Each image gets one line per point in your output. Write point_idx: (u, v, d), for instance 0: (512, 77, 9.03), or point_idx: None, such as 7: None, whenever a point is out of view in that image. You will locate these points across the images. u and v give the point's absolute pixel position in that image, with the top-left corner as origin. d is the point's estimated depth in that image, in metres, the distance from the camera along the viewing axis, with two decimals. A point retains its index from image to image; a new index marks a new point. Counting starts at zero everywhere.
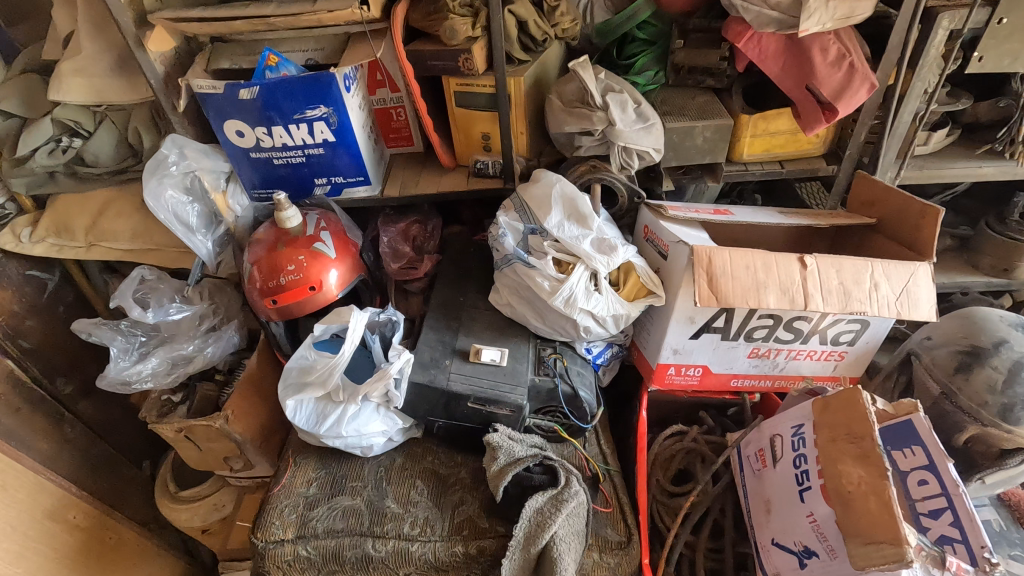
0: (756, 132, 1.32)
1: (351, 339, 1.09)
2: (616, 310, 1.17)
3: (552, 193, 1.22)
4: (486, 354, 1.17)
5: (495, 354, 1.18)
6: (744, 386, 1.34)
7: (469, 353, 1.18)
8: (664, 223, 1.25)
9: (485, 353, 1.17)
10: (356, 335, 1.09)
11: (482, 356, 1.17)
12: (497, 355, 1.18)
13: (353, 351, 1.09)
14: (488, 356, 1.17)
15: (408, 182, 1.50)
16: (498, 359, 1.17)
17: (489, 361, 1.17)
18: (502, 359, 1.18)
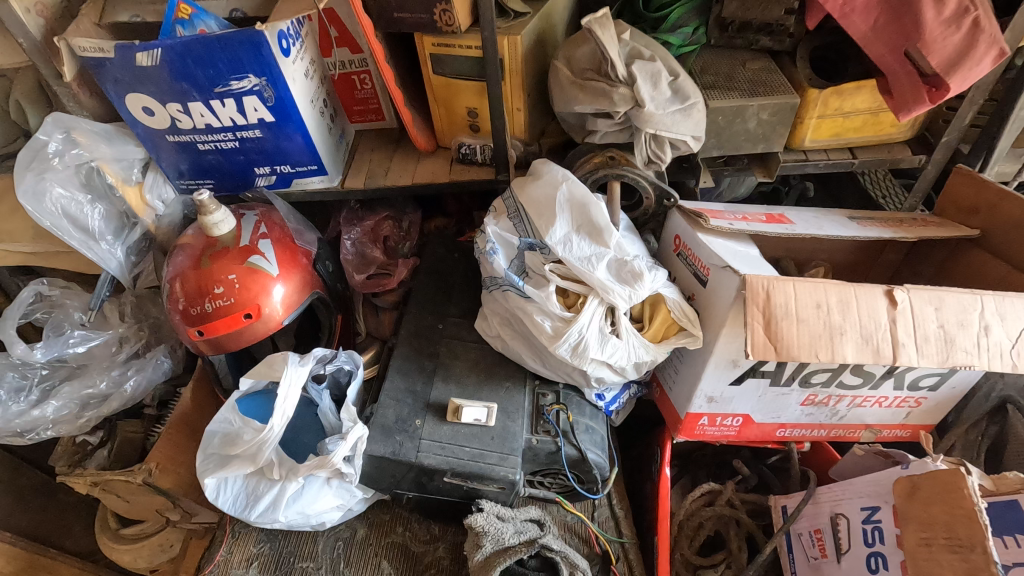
0: (825, 111, 1.01)
1: (284, 403, 0.82)
2: (639, 357, 0.89)
3: (557, 201, 0.93)
4: (467, 414, 0.90)
5: (479, 412, 0.91)
6: (792, 436, 1.08)
7: (447, 409, 0.92)
8: (703, 236, 0.95)
9: (466, 411, 0.91)
10: (291, 397, 0.82)
11: (463, 416, 0.90)
12: (482, 413, 0.91)
13: (288, 418, 0.82)
14: (470, 416, 0.91)
15: (375, 170, 1.19)
16: (484, 419, 0.91)
17: (473, 423, 0.91)
18: (489, 418, 0.92)
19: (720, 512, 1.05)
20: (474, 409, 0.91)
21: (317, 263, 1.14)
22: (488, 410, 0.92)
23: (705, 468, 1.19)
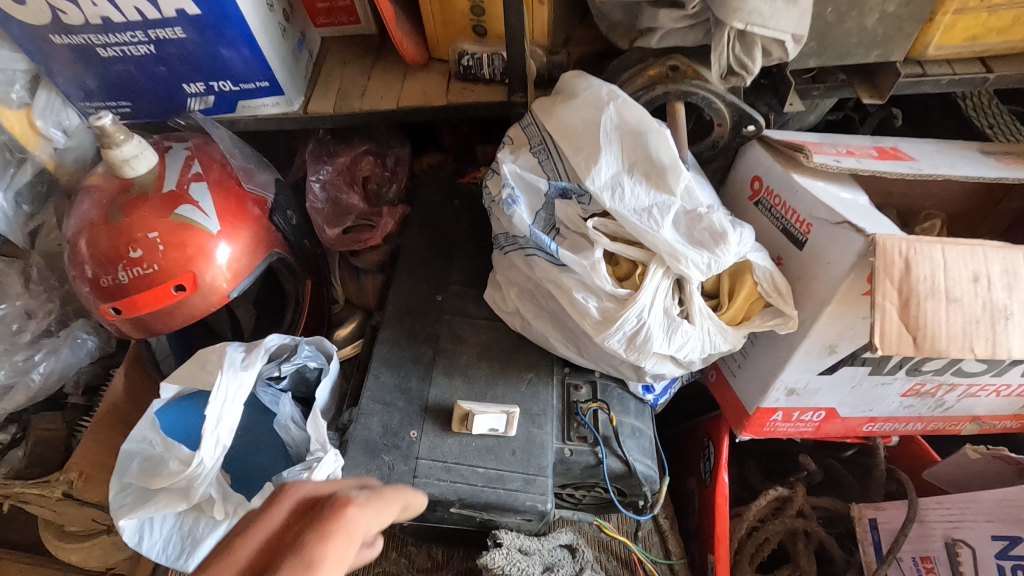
0: (968, 4, 0.73)
1: (217, 425, 0.59)
2: (713, 349, 0.65)
3: (601, 128, 0.67)
4: (478, 424, 0.68)
5: (495, 419, 0.68)
6: (880, 431, 0.87)
7: (455, 415, 0.69)
8: (798, 178, 0.69)
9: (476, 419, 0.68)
10: (224, 417, 0.59)
11: (474, 426, 0.67)
12: (500, 420, 0.68)
13: (224, 444, 0.59)
14: (483, 425, 0.68)
15: (348, 90, 0.91)
16: (501, 429, 0.69)
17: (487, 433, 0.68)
18: (507, 427, 0.69)
19: (790, 525, 0.85)
20: (489, 415, 0.68)
21: (276, 214, 0.86)
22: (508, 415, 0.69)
23: (760, 461, 0.99)
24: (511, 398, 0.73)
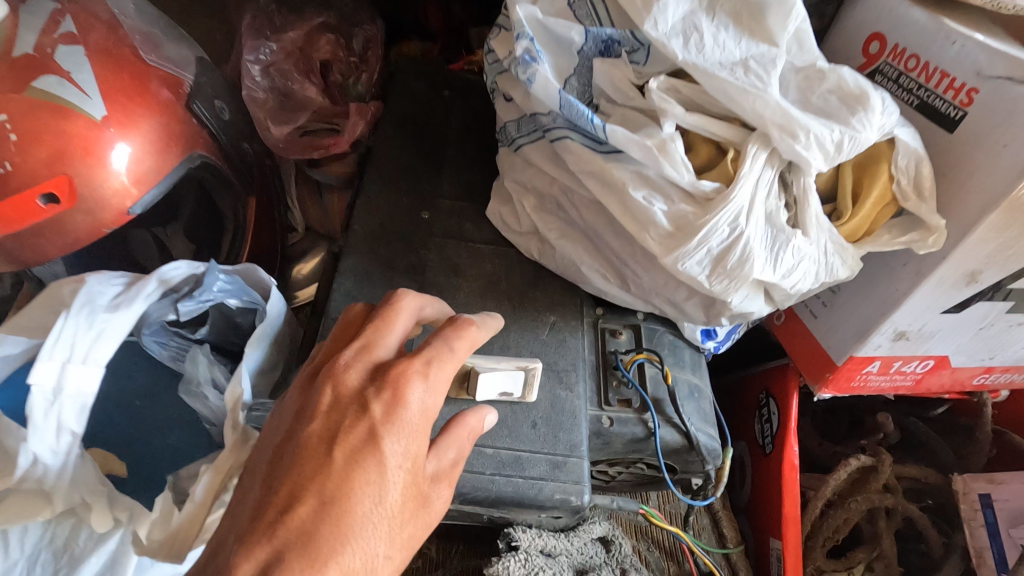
0: None
1: (65, 404, 0.38)
2: (827, 276, 0.44)
3: None
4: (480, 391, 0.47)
5: (507, 385, 0.47)
6: (992, 384, 0.68)
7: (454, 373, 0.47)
8: (952, 24, 0.46)
9: (476, 387, 0.47)
10: (74, 392, 0.38)
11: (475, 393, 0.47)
12: (517, 386, 0.48)
13: (77, 428, 0.39)
14: (490, 394, 0.47)
15: None
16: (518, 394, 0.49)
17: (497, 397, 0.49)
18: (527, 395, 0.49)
19: (874, 503, 0.67)
20: (497, 382, 0.47)
21: (197, 100, 0.63)
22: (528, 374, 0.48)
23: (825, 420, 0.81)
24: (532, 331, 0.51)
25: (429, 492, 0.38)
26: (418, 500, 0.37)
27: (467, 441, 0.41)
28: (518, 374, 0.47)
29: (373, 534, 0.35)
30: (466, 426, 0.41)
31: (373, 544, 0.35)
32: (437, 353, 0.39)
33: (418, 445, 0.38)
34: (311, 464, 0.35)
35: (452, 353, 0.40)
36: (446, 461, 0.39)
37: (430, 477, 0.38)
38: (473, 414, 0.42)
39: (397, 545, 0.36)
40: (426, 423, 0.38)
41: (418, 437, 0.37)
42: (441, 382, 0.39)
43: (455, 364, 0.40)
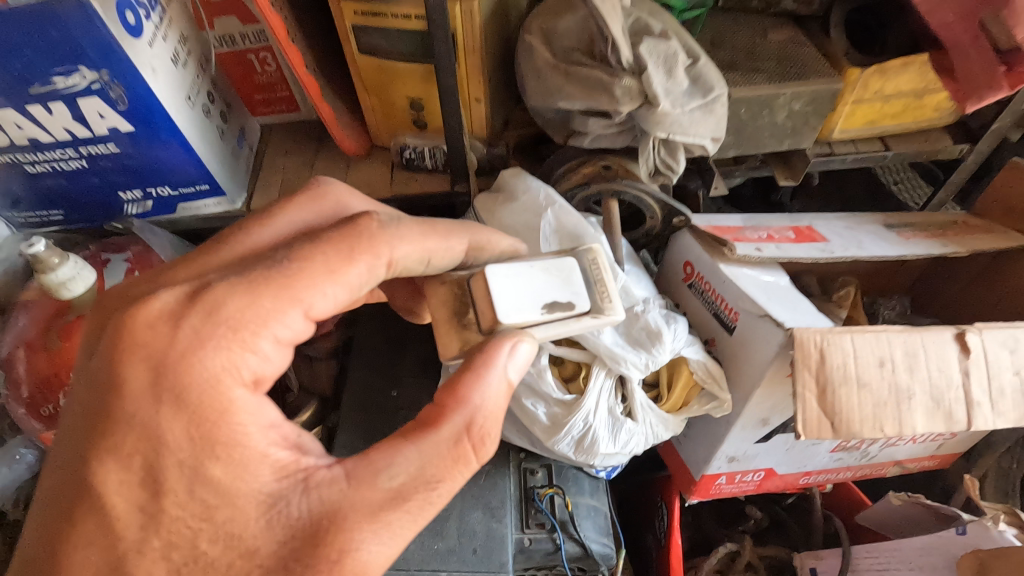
0: (864, 95, 0.79)
1: None
2: (657, 437, 0.70)
3: (540, 234, 0.70)
4: (526, 315, 0.50)
5: (561, 276, 0.52)
6: (816, 480, 0.93)
7: (449, 283, 0.54)
8: (726, 268, 0.74)
9: (522, 301, 0.50)
10: None
11: (507, 318, 0.49)
12: (576, 287, 0.52)
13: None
14: (539, 300, 0.51)
15: (292, 185, 0.91)
16: (590, 314, 0.52)
17: (544, 325, 0.51)
18: (584, 285, 0.53)
19: None
20: (545, 286, 0.51)
21: None
22: (606, 301, 0.53)
23: (713, 509, 1.04)
24: (498, 251, 0.58)
25: (323, 467, 0.44)
26: (305, 463, 0.44)
27: (476, 435, 0.47)
28: (569, 260, 0.53)
29: (255, 498, 0.42)
30: (487, 367, 0.47)
31: (272, 467, 0.43)
32: (283, 256, 0.45)
33: (277, 301, 0.44)
34: (130, 342, 0.43)
35: (315, 241, 0.46)
36: (416, 451, 0.45)
37: (270, 346, 0.44)
38: (471, 380, 0.47)
39: (395, 469, 0.44)
40: (287, 274, 0.44)
41: (264, 309, 0.43)
42: (302, 267, 0.45)
43: (337, 241, 0.47)
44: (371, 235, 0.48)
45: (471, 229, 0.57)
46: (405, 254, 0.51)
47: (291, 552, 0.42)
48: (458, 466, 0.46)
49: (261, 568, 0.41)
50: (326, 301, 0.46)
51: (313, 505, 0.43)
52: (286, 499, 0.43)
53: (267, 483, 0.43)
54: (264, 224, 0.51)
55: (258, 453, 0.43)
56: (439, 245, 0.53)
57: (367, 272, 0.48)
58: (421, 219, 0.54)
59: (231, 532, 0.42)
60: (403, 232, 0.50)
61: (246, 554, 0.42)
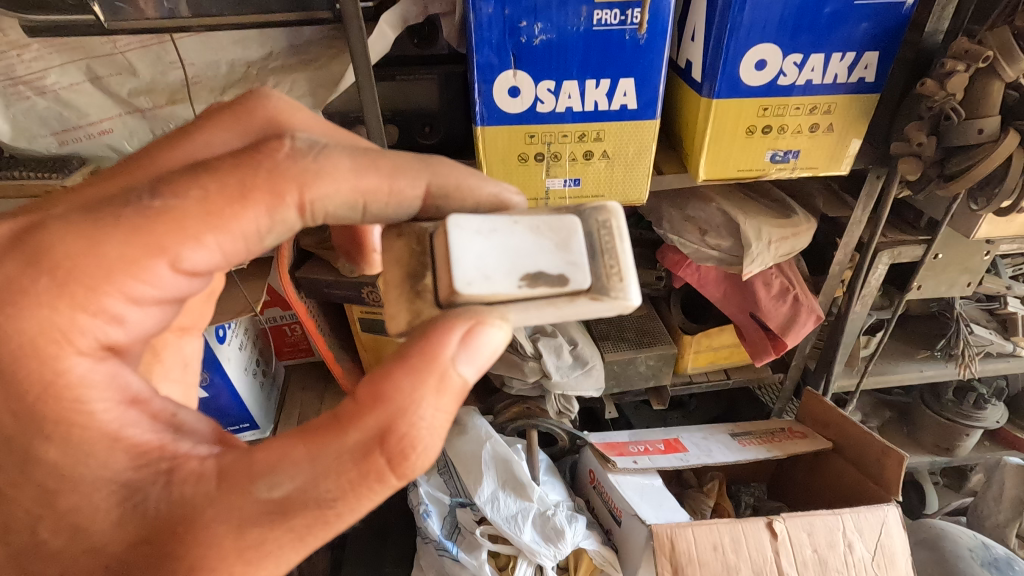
0: (700, 348, 1.18)
1: None
2: None
3: (482, 459, 1.02)
4: (495, 286, 0.44)
5: (558, 237, 0.47)
6: None
7: (407, 237, 0.50)
8: (613, 477, 1.06)
9: (493, 269, 0.45)
10: None
11: (468, 289, 0.44)
12: (574, 256, 0.46)
13: None
14: (517, 269, 0.45)
15: (307, 416, 1.25)
16: (589, 294, 0.46)
17: (522, 302, 0.45)
18: (586, 253, 0.47)
19: None
20: (534, 254, 0.46)
21: None
22: (612, 280, 0.46)
23: None
24: (471, 198, 0.52)
25: (194, 457, 0.42)
26: (175, 451, 0.42)
27: (392, 447, 0.40)
28: (571, 219, 0.47)
29: (107, 488, 0.40)
30: (427, 364, 0.41)
31: (128, 452, 0.41)
32: (151, 189, 0.41)
33: (136, 251, 0.40)
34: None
35: (198, 174, 0.42)
36: (308, 458, 0.40)
37: (135, 309, 0.42)
38: (403, 377, 0.41)
39: (277, 477, 0.40)
40: (145, 216, 0.40)
41: (106, 256, 0.40)
42: (175, 204, 0.41)
43: (229, 171, 0.43)
44: (274, 164, 0.45)
45: (431, 167, 0.51)
46: (325, 197, 0.46)
47: (135, 558, 0.40)
48: (368, 484, 0.41)
49: (106, 567, 0.40)
50: (203, 254, 0.42)
51: (172, 503, 0.40)
52: (143, 492, 0.40)
53: (119, 470, 0.40)
54: (185, 140, 0.53)
55: (106, 435, 0.40)
56: (376, 185, 0.49)
57: (261, 218, 0.44)
58: (359, 151, 0.49)
59: (76, 524, 0.40)
60: (332, 162, 0.47)
61: (92, 550, 0.40)
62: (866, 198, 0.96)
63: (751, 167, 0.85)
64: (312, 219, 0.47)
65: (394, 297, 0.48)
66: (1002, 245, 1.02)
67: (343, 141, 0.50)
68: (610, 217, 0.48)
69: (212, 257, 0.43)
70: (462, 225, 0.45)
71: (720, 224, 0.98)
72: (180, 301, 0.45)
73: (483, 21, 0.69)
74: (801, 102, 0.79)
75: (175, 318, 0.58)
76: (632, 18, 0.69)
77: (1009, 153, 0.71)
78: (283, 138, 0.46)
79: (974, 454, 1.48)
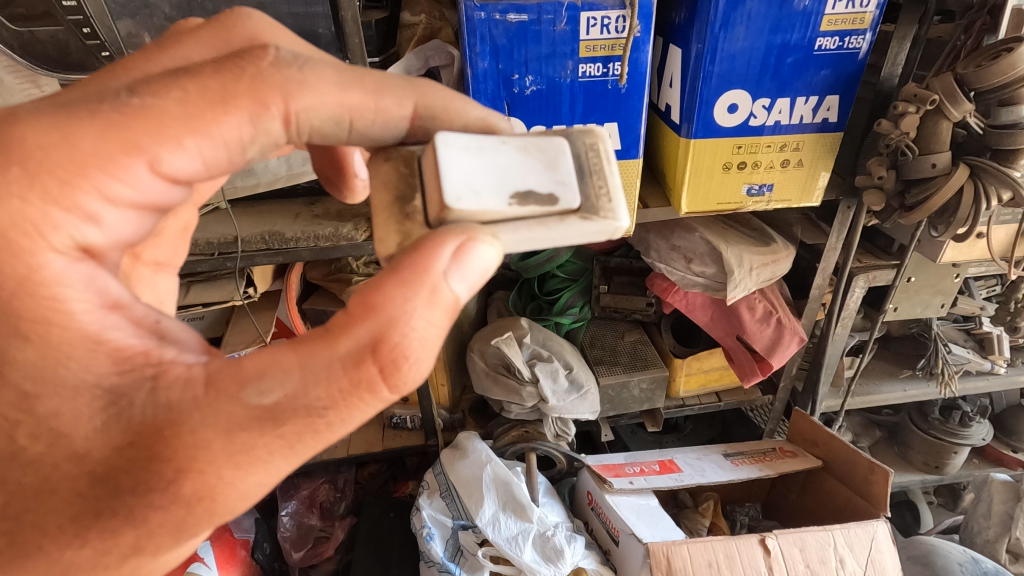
0: (691, 371, 1.23)
1: None
2: None
3: (483, 481, 1.06)
4: (485, 203, 0.42)
5: (546, 157, 0.45)
6: None
7: (395, 160, 0.46)
8: (610, 498, 1.10)
9: (481, 186, 0.42)
10: None
11: (459, 204, 0.41)
12: (563, 175, 0.44)
13: None
14: (506, 187, 0.43)
15: None
16: (579, 214, 0.44)
17: (512, 221, 0.42)
18: (575, 174, 0.45)
19: None
20: (522, 172, 0.44)
21: (256, 553, 1.19)
22: (601, 201, 0.45)
23: None
24: (459, 121, 0.49)
25: (181, 363, 0.37)
26: (161, 358, 0.38)
27: (385, 355, 0.36)
28: (558, 139, 0.45)
29: (90, 394, 0.37)
30: (419, 275, 0.36)
31: (111, 357, 0.37)
32: (128, 88, 0.37)
33: (112, 147, 0.36)
34: None
35: (178, 76, 0.37)
36: (298, 367, 0.36)
37: (110, 210, 0.37)
38: (393, 286, 0.36)
39: (267, 383, 0.36)
40: (120, 112, 0.36)
41: (81, 149, 0.35)
42: (154, 104, 0.37)
43: (212, 74, 0.38)
44: (259, 71, 0.40)
45: (419, 88, 0.48)
46: (314, 113, 0.42)
47: (124, 463, 0.36)
48: (359, 394, 0.37)
49: (91, 475, 0.36)
50: (183, 158, 0.38)
51: (158, 408, 0.36)
52: (128, 398, 0.36)
53: (102, 374, 0.37)
54: (161, 52, 0.47)
55: (87, 337, 0.37)
56: (364, 103, 0.45)
57: (244, 126, 0.39)
58: (344, 67, 0.45)
59: (58, 431, 0.36)
60: (317, 73, 0.42)
61: (76, 457, 0.36)
62: (839, 227, 1.03)
63: (729, 201, 0.91)
64: (297, 134, 0.43)
65: (382, 221, 0.44)
66: (969, 268, 1.09)
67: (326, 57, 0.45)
68: (598, 140, 0.47)
69: (194, 163, 0.38)
70: (448, 142, 0.43)
71: (703, 252, 1.04)
72: (159, 211, 0.40)
73: (479, 74, 0.77)
74: (772, 140, 0.86)
75: (151, 254, 0.52)
76: (613, 69, 0.77)
77: (959, 185, 0.79)
78: (265, 47, 0.41)
79: (963, 473, 1.52)
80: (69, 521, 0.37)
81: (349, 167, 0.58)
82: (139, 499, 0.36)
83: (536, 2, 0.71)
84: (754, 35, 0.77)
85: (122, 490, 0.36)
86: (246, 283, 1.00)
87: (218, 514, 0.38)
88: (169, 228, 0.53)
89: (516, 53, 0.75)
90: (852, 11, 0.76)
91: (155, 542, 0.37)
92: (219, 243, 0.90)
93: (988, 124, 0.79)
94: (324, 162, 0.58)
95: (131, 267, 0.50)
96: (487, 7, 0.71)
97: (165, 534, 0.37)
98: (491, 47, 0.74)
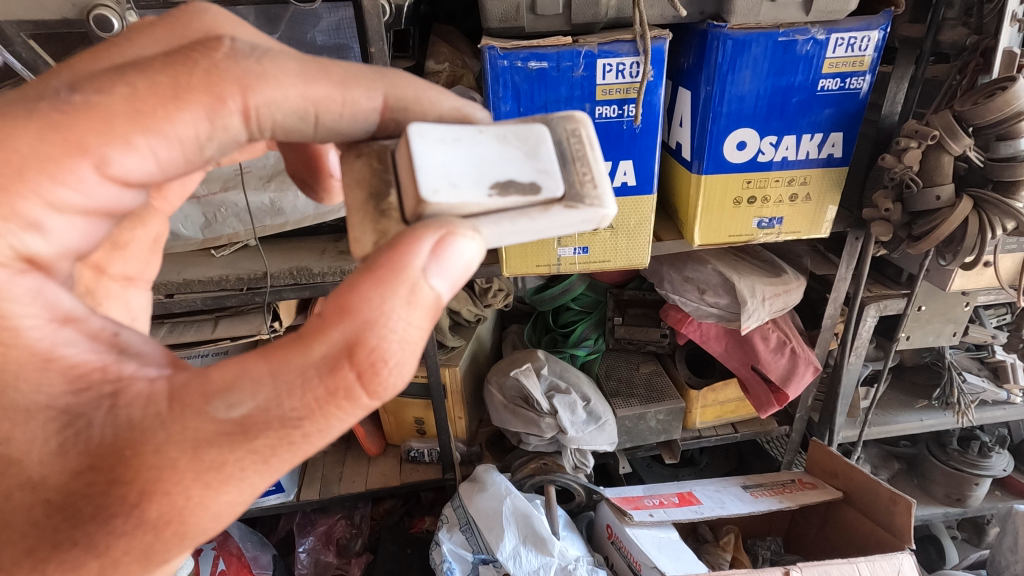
0: (706, 402, 1.25)
1: None
2: None
3: (502, 514, 1.07)
4: (461, 195, 0.43)
5: (527, 145, 0.47)
6: None
7: (367, 156, 0.48)
8: (630, 531, 1.09)
9: (459, 179, 0.44)
10: None
11: (435, 196, 0.42)
12: (544, 163, 0.47)
13: None
14: (486, 180, 0.45)
15: (329, 479, 1.30)
16: (562, 202, 0.46)
17: (494, 214, 0.44)
18: (557, 161, 0.48)
19: None
20: (501, 163, 0.46)
21: None
22: (586, 188, 0.47)
23: None
24: (433, 112, 0.51)
25: (141, 379, 0.39)
26: (120, 373, 0.39)
27: (362, 360, 0.38)
28: (539, 127, 0.48)
29: (44, 415, 0.37)
30: (395, 275, 0.38)
31: (64, 375, 0.38)
32: (71, 87, 0.39)
33: (54, 148, 0.38)
34: None
35: (126, 73, 0.40)
36: (269, 377, 0.38)
37: (55, 217, 0.40)
38: (368, 287, 0.38)
39: (235, 397, 0.37)
40: (61, 111, 0.38)
41: (20, 152, 0.38)
42: (99, 101, 0.39)
43: (161, 69, 0.40)
44: (213, 64, 0.42)
45: (388, 80, 0.49)
46: (276, 112, 0.44)
47: (83, 488, 0.37)
48: (337, 402, 0.38)
49: (49, 503, 0.37)
50: (134, 158, 0.40)
51: (119, 426, 0.37)
52: (85, 418, 0.37)
53: (56, 396, 0.38)
54: (110, 49, 0.49)
55: (37, 355, 0.38)
56: (331, 95, 0.46)
57: (199, 122, 0.41)
58: (308, 59, 0.47)
59: (9, 457, 0.37)
60: (275, 65, 0.44)
61: (30, 485, 0.37)
62: (848, 258, 1.05)
63: (740, 233, 0.94)
64: (258, 129, 0.45)
65: (358, 220, 0.46)
66: (979, 296, 1.11)
67: (289, 50, 0.47)
68: (579, 126, 0.49)
69: (145, 163, 0.41)
70: (423, 134, 0.45)
71: (717, 283, 1.07)
72: (105, 219, 0.42)
73: (501, 117, 0.81)
74: (780, 175, 0.90)
75: (120, 269, 0.55)
76: (629, 110, 0.81)
77: (964, 216, 0.82)
78: (220, 39, 0.43)
79: (986, 505, 1.49)
80: (25, 555, 0.37)
81: (326, 167, 0.61)
82: (100, 526, 0.37)
83: (556, 51, 0.76)
84: (759, 78, 0.82)
85: (84, 518, 0.37)
86: (274, 316, 1.02)
87: (188, 537, 0.39)
88: (137, 240, 0.56)
89: (536, 96, 0.80)
90: (851, 54, 0.81)
91: (123, 569, 0.39)
92: (249, 278, 0.94)
93: (987, 157, 0.82)
94: (298, 165, 0.61)
95: (96, 282, 0.53)
96: (510, 56, 0.76)
97: (132, 562, 0.38)
98: (513, 92, 0.79)
